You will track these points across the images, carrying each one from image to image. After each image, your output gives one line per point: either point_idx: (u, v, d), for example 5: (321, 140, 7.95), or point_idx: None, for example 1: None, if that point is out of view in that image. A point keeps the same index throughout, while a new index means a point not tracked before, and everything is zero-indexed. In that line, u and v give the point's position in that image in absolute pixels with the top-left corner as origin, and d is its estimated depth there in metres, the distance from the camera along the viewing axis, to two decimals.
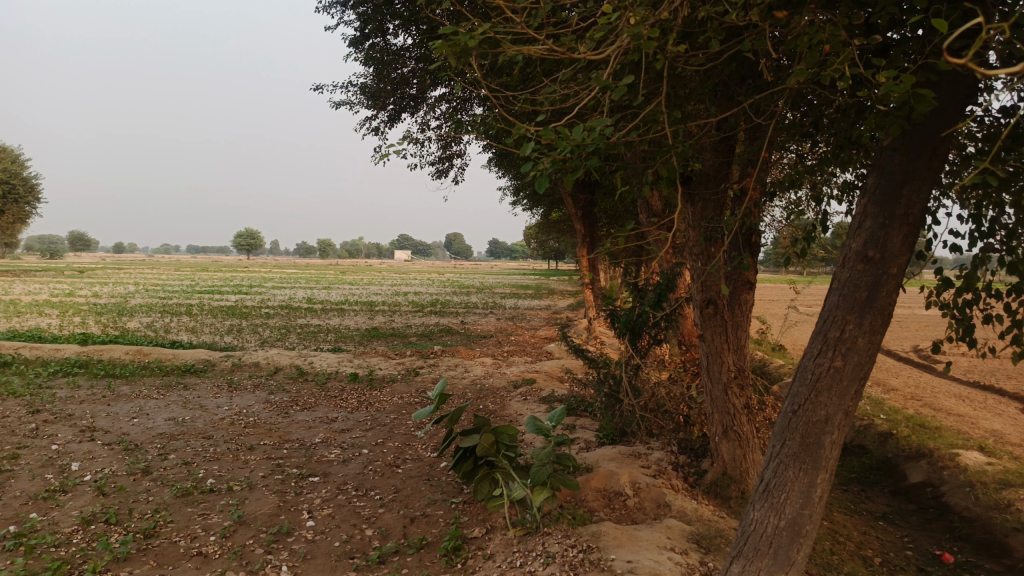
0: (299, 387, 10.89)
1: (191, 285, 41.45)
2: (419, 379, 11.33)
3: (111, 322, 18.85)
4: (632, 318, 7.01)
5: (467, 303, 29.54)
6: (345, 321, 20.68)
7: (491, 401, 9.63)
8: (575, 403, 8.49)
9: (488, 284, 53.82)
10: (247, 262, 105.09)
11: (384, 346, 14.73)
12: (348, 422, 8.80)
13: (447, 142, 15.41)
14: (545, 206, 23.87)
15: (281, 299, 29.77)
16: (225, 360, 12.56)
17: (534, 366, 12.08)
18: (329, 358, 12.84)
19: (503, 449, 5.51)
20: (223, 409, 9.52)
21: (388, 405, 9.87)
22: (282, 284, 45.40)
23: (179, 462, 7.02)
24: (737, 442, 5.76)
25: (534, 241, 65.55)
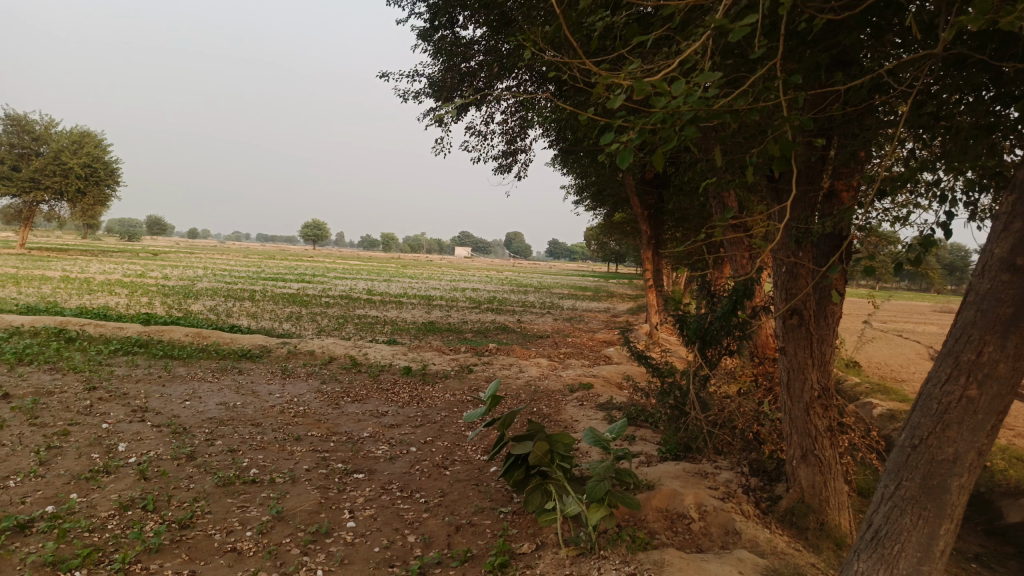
0: (351, 378, 10.71)
1: (256, 272, 42.39)
2: (473, 377, 11.00)
3: (175, 303, 19.17)
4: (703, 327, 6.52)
5: (524, 302, 29.14)
6: (402, 314, 20.59)
7: (546, 404, 9.23)
8: (635, 411, 8.01)
9: (546, 284, 53.40)
10: (311, 252, 107.40)
11: (439, 341, 14.48)
12: (398, 417, 8.55)
13: (513, 137, 15.08)
14: (608, 206, 23.33)
15: (340, 289, 29.96)
16: (281, 346, 12.51)
17: (591, 369, 11.62)
18: (384, 350, 12.65)
19: (557, 459, 5.13)
20: (274, 396, 9.39)
21: (440, 402, 9.58)
22: (344, 274, 45.92)
23: (225, 449, 6.86)
24: (818, 467, 5.26)
25: (595, 243, 64.82)
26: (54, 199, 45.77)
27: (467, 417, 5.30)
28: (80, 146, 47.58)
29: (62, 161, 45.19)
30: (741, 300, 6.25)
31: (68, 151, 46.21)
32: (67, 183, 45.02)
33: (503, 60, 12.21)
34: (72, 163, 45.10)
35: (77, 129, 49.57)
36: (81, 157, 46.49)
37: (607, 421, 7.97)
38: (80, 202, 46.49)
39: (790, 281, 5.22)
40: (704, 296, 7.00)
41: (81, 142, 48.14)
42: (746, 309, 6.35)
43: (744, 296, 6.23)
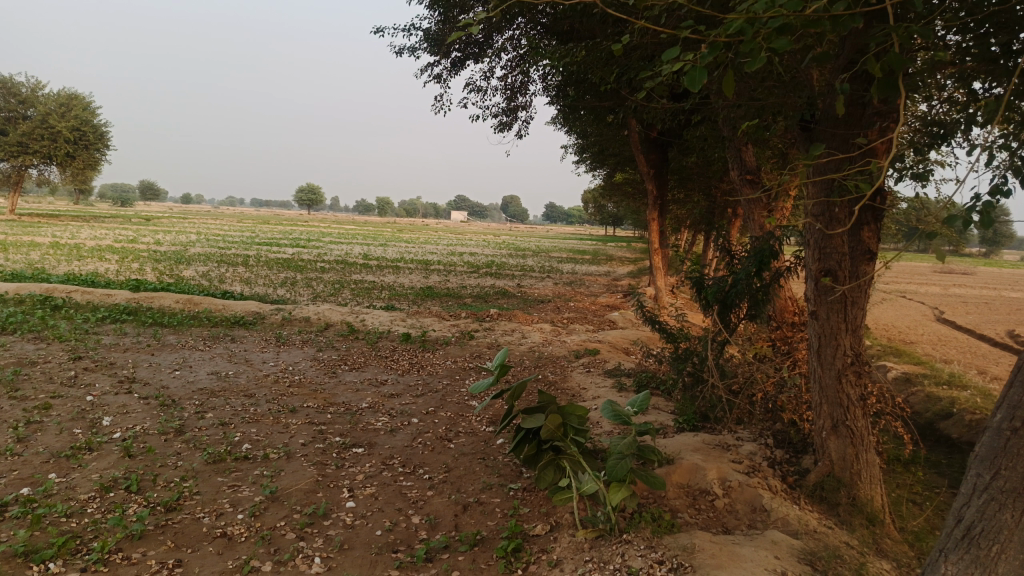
0: (349, 345, 10.32)
1: (251, 236, 41.79)
2: (474, 343, 10.63)
3: (166, 269, 18.68)
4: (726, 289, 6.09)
5: (523, 266, 28.69)
6: (399, 279, 20.15)
7: (551, 372, 8.87)
8: (646, 379, 7.65)
9: (544, 247, 52.90)
10: (306, 216, 106.49)
11: (438, 306, 14.09)
12: (398, 385, 8.19)
13: (513, 93, 14.52)
14: (610, 166, 22.76)
15: (336, 255, 29.45)
16: (275, 313, 12.09)
17: (596, 334, 11.25)
18: (382, 316, 12.25)
19: (571, 433, 4.77)
20: (269, 365, 9.01)
21: (441, 369, 9.20)
22: (340, 240, 45.33)
23: (216, 423, 6.49)
24: (849, 439, 4.90)
25: (593, 205, 64.13)
26: (43, 163, 44.90)
27: (474, 388, 4.95)
28: (68, 109, 46.53)
29: (50, 125, 44.22)
30: (765, 261, 5.84)
31: (55, 114, 45.18)
32: (56, 147, 44.10)
33: (501, 11, 11.61)
34: (60, 126, 44.13)
35: (63, 91, 48.34)
36: (69, 120, 45.46)
37: (617, 389, 7.60)
38: (69, 166, 45.60)
39: (824, 239, 4.81)
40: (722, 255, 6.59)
41: (68, 104, 47.00)
42: (770, 269, 5.95)
43: (768, 255, 5.82)
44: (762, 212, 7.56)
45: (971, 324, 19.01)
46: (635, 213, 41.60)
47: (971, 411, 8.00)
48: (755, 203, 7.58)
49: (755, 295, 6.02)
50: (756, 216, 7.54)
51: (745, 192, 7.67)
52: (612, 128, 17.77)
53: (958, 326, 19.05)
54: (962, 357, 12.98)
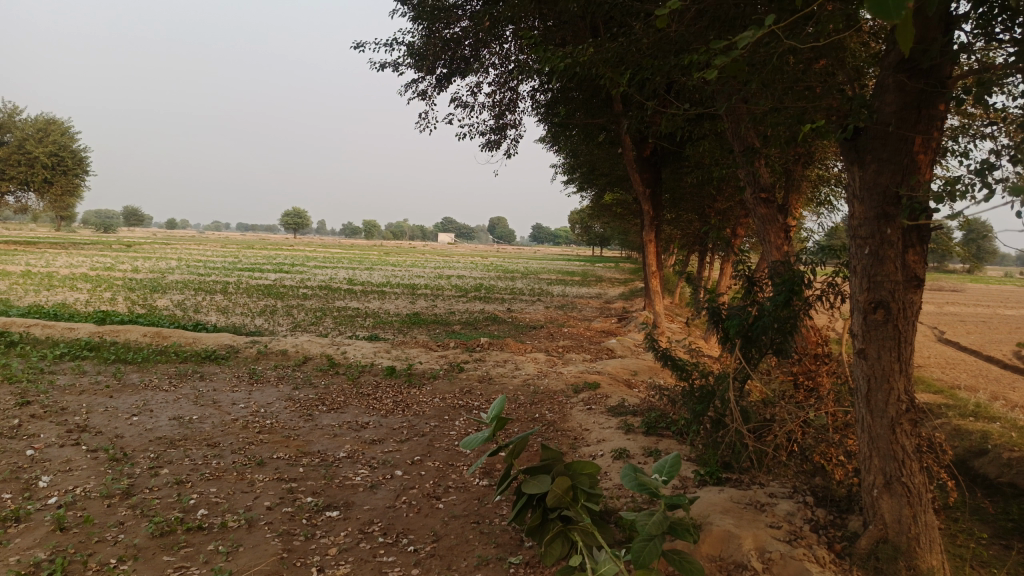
0: (328, 382, 9.52)
1: (233, 262, 40.83)
2: (464, 376, 9.87)
3: (139, 299, 17.79)
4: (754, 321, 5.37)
5: (512, 289, 27.95)
6: (385, 305, 19.37)
7: (549, 409, 8.13)
8: (654, 419, 6.93)
9: (533, 269, 52.29)
10: (291, 241, 105.52)
11: (426, 335, 13.32)
12: (380, 429, 7.40)
13: (502, 111, 13.94)
14: (601, 186, 22.22)
15: (319, 279, 28.61)
16: (250, 346, 11.29)
17: (594, 365, 10.53)
18: (365, 347, 11.48)
19: (582, 498, 4.06)
20: (239, 406, 8.20)
21: (429, 408, 8.43)
22: (324, 263, 44.44)
23: (171, 481, 5.68)
24: (905, 499, 4.16)
25: (581, 226, 63.68)
26: (20, 190, 43.86)
27: (467, 443, 4.18)
28: (45, 135, 45.65)
29: (28, 150, 43.27)
30: (795, 291, 5.15)
31: (33, 140, 44.22)
32: (33, 172, 43.09)
33: (489, 24, 11.05)
34: (38, 152, 43.20)
35: (41, 117, 47.39)
36: (47, 145, 44.52)
37: (624, 431, 6.86)
38: (48, 193, 44.58)
39: (872, 268, 4.12)
40: (743, 279, 5.91)
41: (47, 130, 46.06)
42: (798, 301, 5.26)
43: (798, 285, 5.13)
44: (779, 233, 6.90)
45: (976, 344, 18.43)
46: (623, 233, 41.07)
47: (1008, 448, 7.31)
48: (775, 222, 6.88)
49: (781, 329, 5.31)
50: (773, 237, 6.88)
51: (760, 211, 6.98)
52: (603, 146, 17.20)
53: (962, 347, 18.48)
54: (977, 382, 12.35)
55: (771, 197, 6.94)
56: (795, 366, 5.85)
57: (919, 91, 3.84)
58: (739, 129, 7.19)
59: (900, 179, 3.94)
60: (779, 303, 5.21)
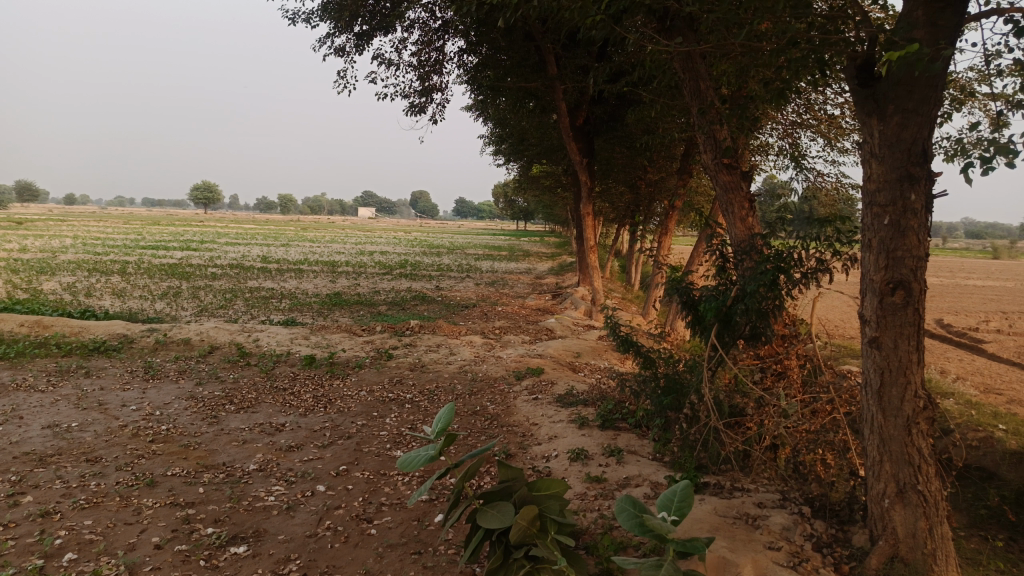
0: (238, 376, 8.43)
1: (135, 240, 38.05)
2: (393, 365, 8.95)
3: (22, 282, 15.88)
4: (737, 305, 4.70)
5: (437, 266, 26.92)
6: (303, 284, 18.07)
7: (490, 400, 7.34)
8: (610, 411, 6.22)
9: (458, 244, 51.24)
10: (201, 216, 100.54)
11: (349, 317, 12.27)
12: (298, 432, 6.42)
13: (427, 72, 12.93)
14: (529, 157, 21.44)
15: (230, 258, 26.78)
16: (146, 335, 9.99)
17: (534, 347, 9.79)
18: (280, 333, 10.36)
19: (553, 530, 3.27)
20: (129, 409, 7.02)
21: (355, 402, 7.51)
22: (237, 241, 41.97)
23: (35, 513, 4.59)
24: (921, 509, 3.56)
25: (506, 199, 62.97)
26: None
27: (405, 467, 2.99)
28: None
29: None
30: (784, 270, 4.44)
31: None
32: None
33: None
34: None
35: None
36: None
37: (577, 425, 6.13)
38: None
39: (888, 242, 3.47)
40: (716, 256, 5.19)
41: None
42: (784, 281, 4.58)
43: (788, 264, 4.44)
44: (743, 203, 6.12)
45: None
46: (548, 207, 40.54)
47: (972, 426, 7.01)
48: (741, 191, 6.09)
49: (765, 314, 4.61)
50: (737, 208, 6.10)
51: (722, 177, 6.25)
52: (533, 115, 16.39)
53: None
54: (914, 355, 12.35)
55: (735, 162, 6.22)
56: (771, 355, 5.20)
57: (954, 25, 3.24)
58: (697, 87, 6.48)
59: (928, 133, 3.32)
60: (764, 284, 4.51)
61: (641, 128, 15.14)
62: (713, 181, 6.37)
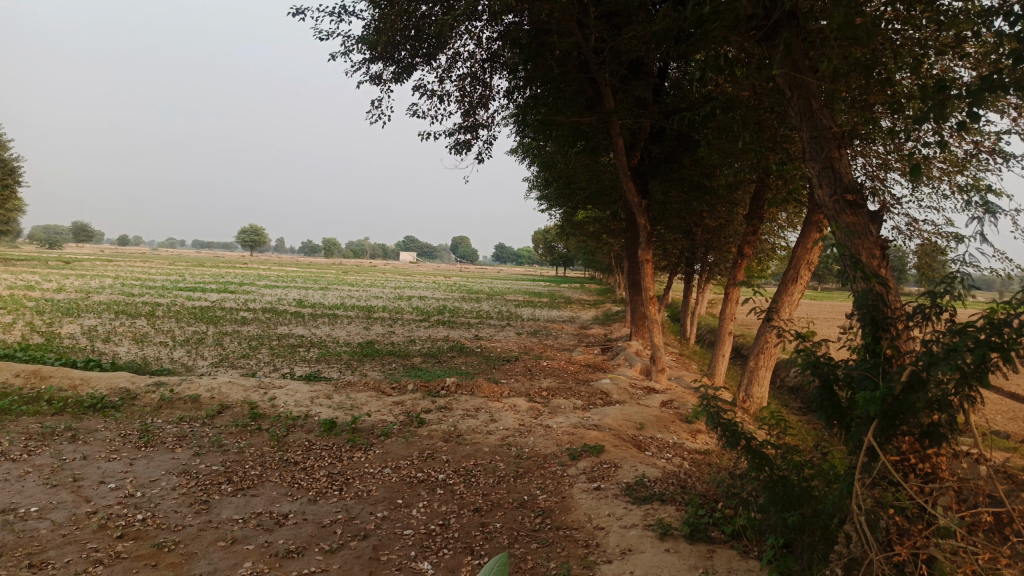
0: (244, 444, 7.20)
1: (173, 281, 37.87)
2: (424, 434, 7.62)
3: (42, 325, 15.04)
4: (912, 397, 3.29)
5: (477, 313, 25.70)
6: (335, 332, 16.98)
7: (542, 490, 5.97)
8: (702, 517, 4.79)
9: (498, 289, 50.19)
10: (244, 258, 101.77)
11: (378, 372, 11.06)
12: (301, 529, 5.12)
13: (471, 105, 11.94)
14: (574, 201, 20.29)
15: (263, 301, 25.99)
16: (150, 390, 8.87)
17: (588, 416, 8.36)
18: (300, 390, 9.15)
19: None
20: (107, 488, 5.81)
21: (378, 485, 6.20)
22: (276, 282, 41.37)
23: None
24: None
25: (547, 245, 61.97)
26: None
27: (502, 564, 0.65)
28: None
29: None
30: (995, 349, 3.03)
31: None
32: None
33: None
34: None
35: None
36: None
37: (657, 533, 4.72)
38: None
39: None
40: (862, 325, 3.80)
41: None
42: (989, 363, 3.17)
43: (1003, 342, 3.02)
44: (875, 249, 4.75)
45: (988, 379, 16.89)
46: (591, 254, 39.31)
47: None
48: (871, 237, 4.73)
49: (954, 413, 3.21)
50: (866, 256, 4.72)
51: (844, 217, 4.91)
52: (583, 155, 15.27)
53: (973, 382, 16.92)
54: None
55: (860, 200, 4.91)
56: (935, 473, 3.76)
57: None
58: (808, 106, 5.28)
59: None
60: (961, 369, 3.10)
61: (702, 169, 13.85)
62: (830, 224, 5.04)
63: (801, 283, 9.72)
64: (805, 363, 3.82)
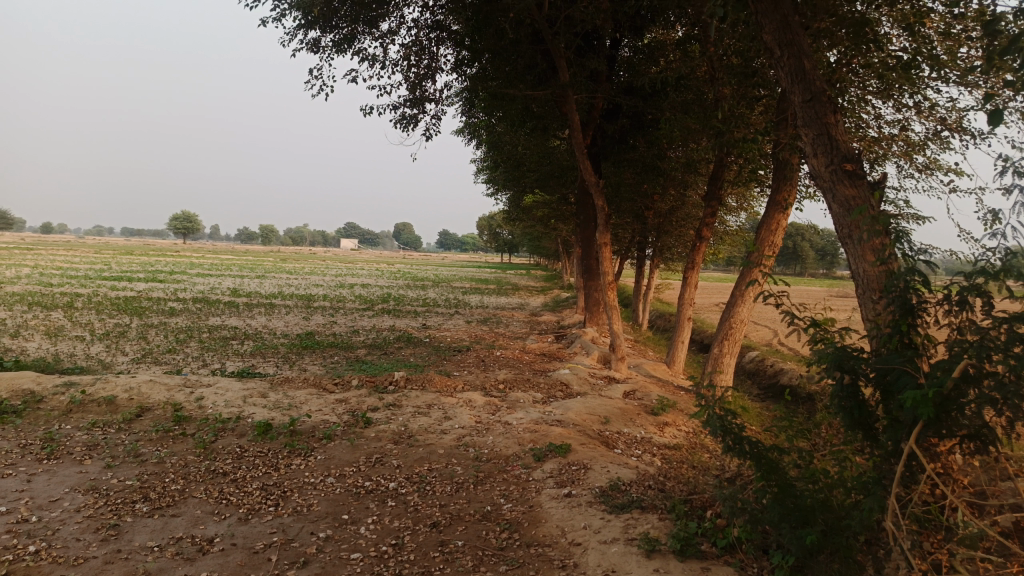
0: (164, 454, 6.34)
1: (97, 269, 35.75)
2: (371, 436, 6.90)
3: None
4: (964, 395, 2.80)
5: (423, 300, 24.91)
6: (273, 322, 15.99)
7: (505, 499, 5.34)
8: (691, 529, 4.22)
9: (442, 277, 49.35)
10: (176, 246, 97.94)
11: (320, 366, 10.24)
12: (227, 559, 4.35)
13: (418, 78, 11.14)
14: (523, 185, 19.67)
15: (195, 291, 24.57)
16: (58, 393, 7.86)
17: (550, 411, 7.77)
18: (231, 389, 8.29)
19: None
20: None
21: (318, 498, 5.46)
22: (210, 271, 39.70)
23: None
24: None
25: (492, 231, 61.35)
26: None
27: None
28: None
29: None
30: None
31: None
32: None
33: None
34: None
35: None
36: None
37: (643, 550, 4.13)
38: None
39: None
40: (893, 311, 3.31)
41: None
42: None
43: None
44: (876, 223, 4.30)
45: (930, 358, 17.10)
46: (537, 239, 38.83)
47: None
48: (873, 212, 4.24)
49: (1018, 416, 2.71)
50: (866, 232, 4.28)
51: (842, 189, 4.41)
52: (534, 135, 14.63)
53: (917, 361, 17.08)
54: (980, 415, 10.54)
55: (860, 169, 4.41)
56: (961, 481, 3.32)
57: None
58: (799, 65, 4.73)
59: None
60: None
61: (657, 150, 13.41)
62: (825, 196, 4.54)
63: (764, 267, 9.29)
64: (829, 356, 3.28)
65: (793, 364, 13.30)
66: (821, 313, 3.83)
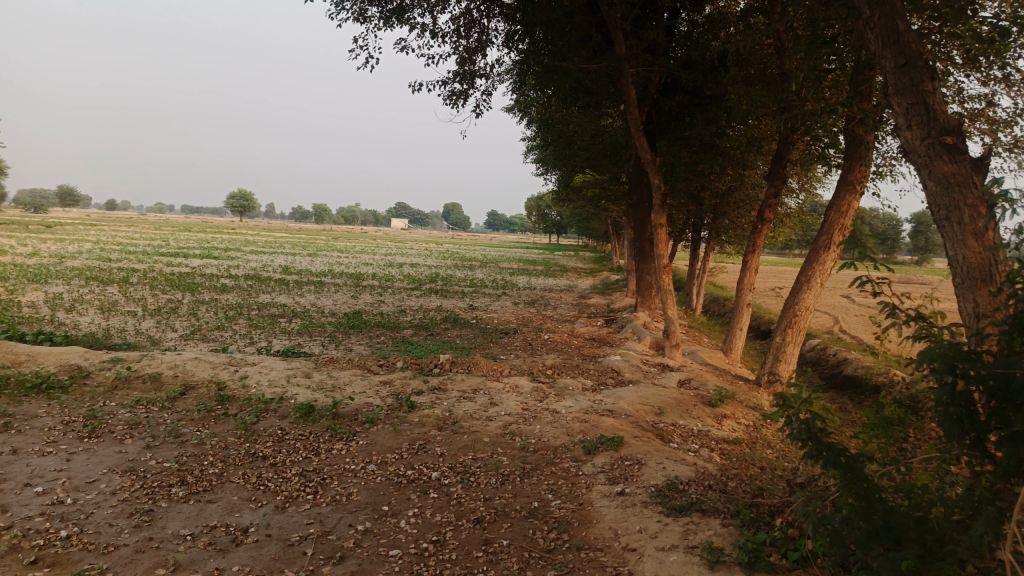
0: (205, 435, 6.20)
1: (155, 245, 36.58)
2: (414, 421, 6.65)
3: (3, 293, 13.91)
4: None
5: (471, 280, 24.70)
6: (321, 300, 15.96)
7: (553, 495, 5.02)
8: (760, 538, 3.83)
9: (490, 257, 49.17)
10: (231, 223, 100.08)
11: (365, 346, 10.07)
12: (261, 551, 4.13)
13: (468, 52, 10.78)
14: (573, 164, 19.19)
15: (247, 268, 24.87)
16: (105, 369, 7.84)
17: (600, 399, 7.42)
18: (275, 368, 8.16)
19: None
20: (31, 492, 4.80)
21: (358, 487, 5.23)
22: (262, 248, 40.29)
23: None
24: None
25: (540, 212, 60.89)
26: None
27: None
28: None
29: None
30: None
31: None
32: None
33: None
34: None
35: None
36: None
37: (706, 559, 3.76)
38: None
39: None
40: (1014, 307, 2.84)
41: None
42: None
43: None
44: (981, 205, 3.78)
45: None
46: (587, 220, 38.19)
47: None
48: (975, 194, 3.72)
49: None
50: (969, 216, 3.77)
51: (940, 165, 3.90)
52: (587, 111, 14.13)
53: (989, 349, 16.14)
54: None
55: (962, 143, 3.88)
56: None
57: None
58: (893, 26, 4.18)
59: None
60: None
61: (716, 127, 12.79)
62: (920, 174, 4.03)
63: (835, 247, 8.56)
64: (937, 357, 2.83)
65: (857, 353, 12.61)
66: (921, 305, 3.36)
